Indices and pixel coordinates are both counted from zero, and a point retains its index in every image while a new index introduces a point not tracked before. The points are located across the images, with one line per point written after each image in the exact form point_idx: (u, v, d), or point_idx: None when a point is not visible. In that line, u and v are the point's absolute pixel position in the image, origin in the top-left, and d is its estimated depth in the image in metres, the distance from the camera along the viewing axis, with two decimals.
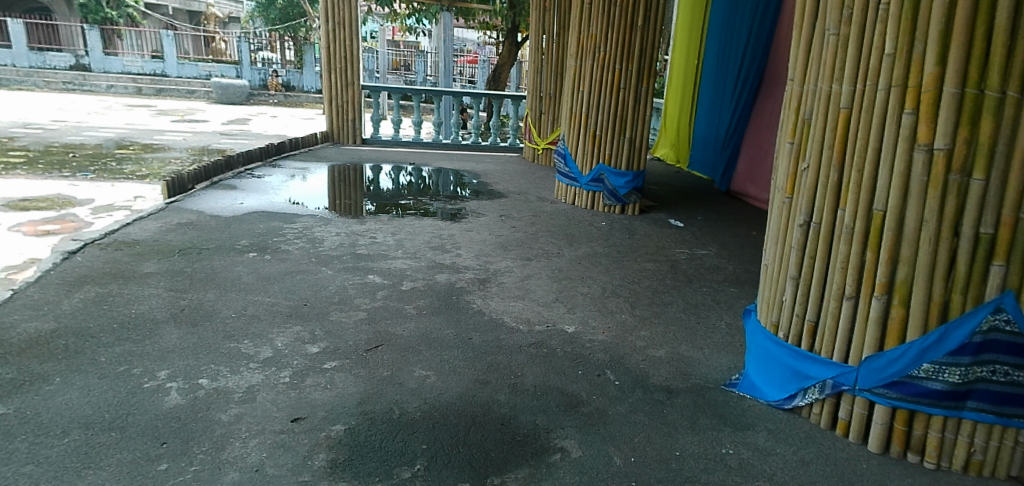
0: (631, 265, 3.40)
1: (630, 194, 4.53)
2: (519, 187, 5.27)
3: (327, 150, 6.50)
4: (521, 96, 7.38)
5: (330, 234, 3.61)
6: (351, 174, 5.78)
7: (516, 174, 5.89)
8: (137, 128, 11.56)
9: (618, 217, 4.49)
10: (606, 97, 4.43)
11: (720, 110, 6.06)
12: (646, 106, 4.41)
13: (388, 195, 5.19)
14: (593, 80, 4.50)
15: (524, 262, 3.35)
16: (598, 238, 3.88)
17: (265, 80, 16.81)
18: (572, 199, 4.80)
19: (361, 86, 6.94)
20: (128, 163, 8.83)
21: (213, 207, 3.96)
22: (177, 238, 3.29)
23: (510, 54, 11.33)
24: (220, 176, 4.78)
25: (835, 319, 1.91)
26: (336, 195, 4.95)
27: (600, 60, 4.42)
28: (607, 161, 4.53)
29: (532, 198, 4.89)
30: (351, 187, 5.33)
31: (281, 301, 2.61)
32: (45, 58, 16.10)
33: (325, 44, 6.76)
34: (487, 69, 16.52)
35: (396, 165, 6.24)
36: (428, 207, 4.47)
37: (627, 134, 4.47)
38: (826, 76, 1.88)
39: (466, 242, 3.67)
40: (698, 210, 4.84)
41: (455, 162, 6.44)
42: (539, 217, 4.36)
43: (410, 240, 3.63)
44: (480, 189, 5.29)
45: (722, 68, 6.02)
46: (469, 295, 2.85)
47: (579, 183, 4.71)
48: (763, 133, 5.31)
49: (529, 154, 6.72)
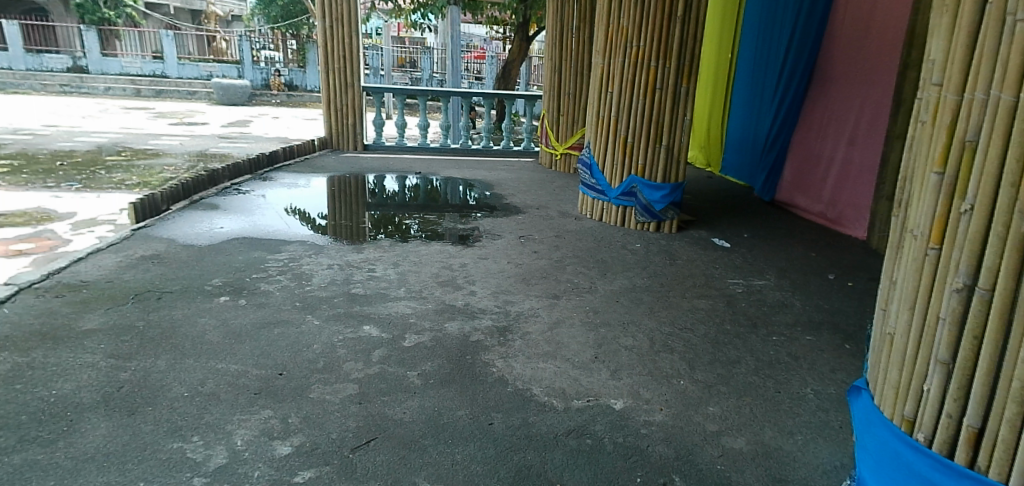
0: (679, 303, 2.83)
1: (666, 209, 3.96)
2: (537, 200, 4.70)
3: (326, 158, 5.97)
4: (534, 94, 6.80)
5: (320, 267, 3.07)
6: (351, 185, 5.24)
7: (533, 184, 5.33)
8: (133, 133, 11.10)
9: (654, 237, 3.92)
10: (640, 100, 3.85)
11: (759, 108, 5.45)
12: (686, 109, 3.83)
13: (397, 208, 4.64)
14: (624, 79, 3.92)
15: (551, 302, 2.79)
16: (635, 266, 3.31)
17: (268, 80, 16.43)
18: (599, 216, 4.23)
19: (362, 87, 6.40)
20: (119, 171, 8.36)
21: (188, 233, 3.44)
22: (136, 277, 2.77)
23: (521, 49, 10.79)
24: (202, 193, 4.26)
25: (1015, 431, 1.32)
26: (341, 211, 4.41)
27: (633, 56, 3.84)
28: (640, 172, 3.97)
29: (553, 214, 4.33)
30: (353, 200, 4.79)
31: (250, 368, 2.07)
32: (43, 60, 15.70)
33: (322, 41, 6.21)
34: (495, 65, 15.98)
35: (401, 174, 5.69)
36: (436, 227, 3.92)
37: (663, 142, 3.89)
38: (1008, 81, 1.28)
39: (480, 275, 3.11)
40: (742, 226, 4.25)
41: (465, 169, 5.89)
42: (563, 238, 3.80)
43: (415, 273, 3.08)
44: (493, 202, 4.74)
45: (762, 63, 5.39)
46: (486, 352, 2.30)
47: (607, 197, 4.14)
48: (812, 135, 4.70)
49: (546, 160, 6.15)
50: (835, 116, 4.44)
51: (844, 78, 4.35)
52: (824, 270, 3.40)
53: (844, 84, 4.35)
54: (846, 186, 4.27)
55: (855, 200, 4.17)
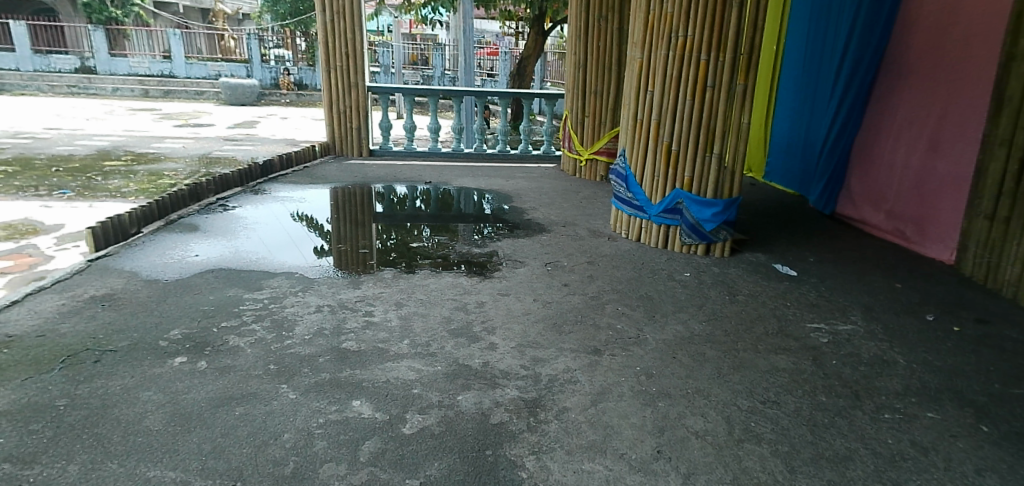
0: (754, 362, 2.24)
1: (718, 229, 3.36)
2: (563, 217, 4.11)
3: (328, 166, 5.44)
4: (555, 93, 6.20)
5: (306, 311, 2.52)
6: (357, 197, 4.69)
7: (557, 194, 4.75)
8: (135, 135, 10.71)
9: (704, 263, 3.32)
10: (688, 100, 3.27)
11: (814, 108, 4.77)
12: (743, 110, 3.21)
13: (409, 223, 4.08)
14: (667, 75, 3.33)
15: (591, 360, 2.21)
16: (689, 305, 2.72)
17: (276, 79, 16.12)
18: (635, 235, 3.64)
19: (368, 88, 5.86)
20: (115, 177, 7.93)
21: (155, 264, 2.91)
22: (75, 329, 2.24)
23: (537, 44, 10.27)
24: (182, 211, 3.75)
25: None
26: (345, 229, 3.85)
27: (679, 48, 3.26)
28: (686, 185, 3.37)
29: (583, 234, 3.75)
30: (359, 215, 4.24)
31: (194, 478, 1.53)
32: (50, 61, 15.42)
33: (323, 37, 5.67)
34: (508, 61, 15.50)
35: (410, 183, 5.14)
36: (448, 251, 3.35)
37: (714, 150, 3.28)
38: None
39: (500, 319, 2.54)
40: (805, 248, 3.64)
41: (481, 178, 5.32)
42: (597, 266, 3.21)
43: (422, 318, 2.52)
44: (514, 217, 4.17)
45: (818, 56, 4.70)
46: (512, 444, 1.73)
47: (646, 214, 3.56)
48: (881, 138, 4.01)
49: (569, 167, 5.57)
50: (911, 117, 3.74)
51: (923, 71, 3.64)
52: (920, 309, 2.78)
53: (922, 79, 3.65)
54: (927, 200, 3.59)
55: (938, 217, 3.49)
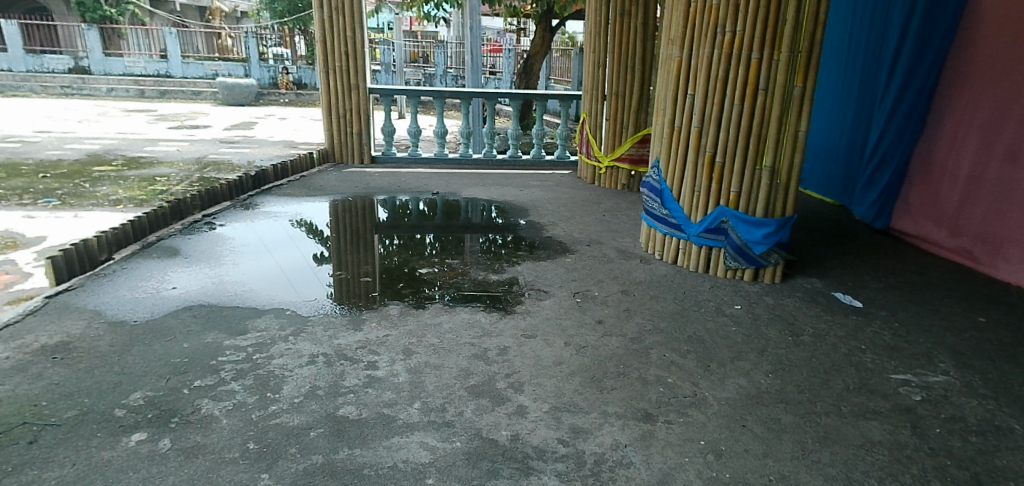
0: (843, 434, 1.82)
1: (769, 253, 2.96)
2: (587, 234, 3.70)
3: (326, 174, 5.04)
4: (570, 94, 5.79)
5: (298, 362, 2.12)
6: (360, 210, 4.28)
7: (577, 207, 4.34)
8: (128, 137, 10.32)
9: (755, 293, 2.91)
10: (736, 105, 2.88)
11: (863, 112, 4.37)
12: (799, 117, 2.82)
13: (418, 242, 3.64)
14: (711, 77, 2.95)
15: (645, 433, 1.80)
16: (749, 352, 2.31)
17: (275, 78, 15.77)
18: (670, 257, 3.25)
19: (370, 90, 5.44)
20: (104, 184, 7.53)
21: (123, 300, 2.51)
22: (14, 394, 1.84)
23: (544, 41, 9.86)
24: (161, 232, 3.34)
25: None
26: (346, 252, 3.41)
27: (725, 46, 2.87)
28: (732, 202, 2.98)
29: (612, 256, 3.33)
30: (362, 233, 3.81)
31: None
32: (43, 61, 15.01)
33: (319, 35, 5.25)
34: (512, 58, 15.09)
35: (416, 193, 4.73)
36: (462, 279, 2.95)
37: (765, 162, 2.89)
38: None
39: (528, 371, 2.13)
40: (864, 272, 3.22)
41: (492, 187, 4.90)
42: (634, 297, 2.79)
43: (435, 370, 2.10)
44: (532, 233, 3.76)
45: (870, 54, 4.29)
46: None
47: (684, 234, 3.16)
48: (942, 144, 3.60)
49: (586, 175, 5.16)
50: (981, 122, 3.33)
51: (996, 70, 3.24)
52: (1019, 354, 2.37)
53: (995, 79, 3.24)
54: (1002, 215, 3.16)
55: (1016, 236, 3.06)
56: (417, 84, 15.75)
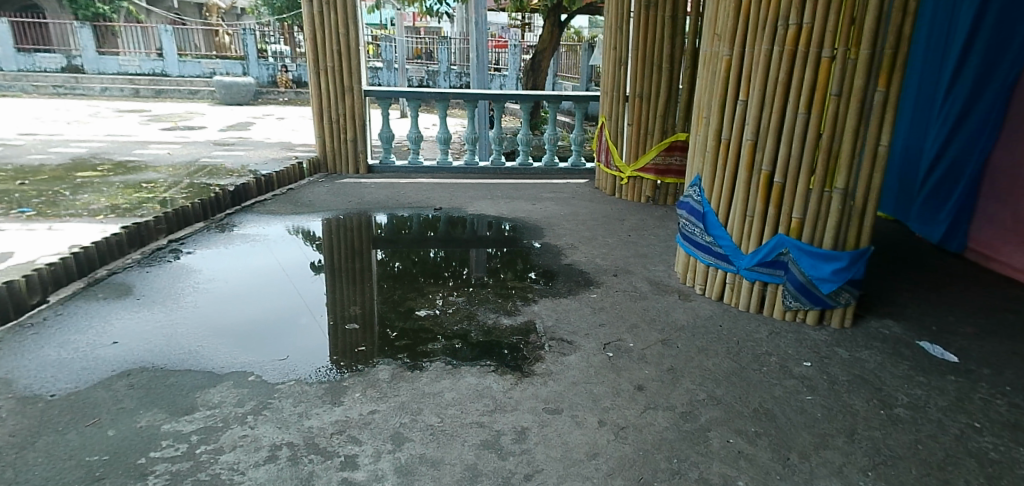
0: None
1: (839, 292, 2.45)
2: (612, 262, 3.18)
3: (317, 187, 4.55)
4: (586, 95, 5.26)
5: (253, 459, 1.62)
6: (353, 229, 3.78)
7: (597, 225, 3.83)
8: (119, 139, 9.87)
9: (824, 343, 2.39)
10: (802, 114, 2.36)
11: (926, 116, 3.83)
12: (882, 129, 2.29)
13: (422, 272, 3.11)
14: (770, 79, 2.43)
15: None
16: (836, 438, 1.79)
17: (274, 76, 15.36)
18: (715, 292, 2.74)
19: (365, 92, 4.93)
20: (86, 191, 7.06)
21: (45, 363, 2.02)
22: None
23: (552, 36, 9.36)
24: (114, 265, 2.85)
25: None
26: (337, 286, 2.88)
27: (789, 43, 2.35)
28: (794, 231, 2.47)
29: (645, 291, 2.82)
30: (358, 260, 3.28)
31: None
32: (35, 59, 14.54)
33: (308, 32, 4.74)
34: (518, 54, 14.60)
35: (416, 207, 4.23)
36: (468, 326, 2.45)
37: (837, 184, 2.37)
38: None
39: (554, 470, 1.62)
40: (948, 310, 2.69)
41: (501, 200, 4.39)
42: (678, 349, 2.28)
43: (433, 470, 1.61)
44: (548, 259, 3.25)
45: (935, 49, 3.77)
46: None
47: (733, 266, 2.64)
48: None
49: (605, 185, 4.64)
50: None
51: None
52: None
53: None
54: None
55: None
56: (420, 82, 15.30)
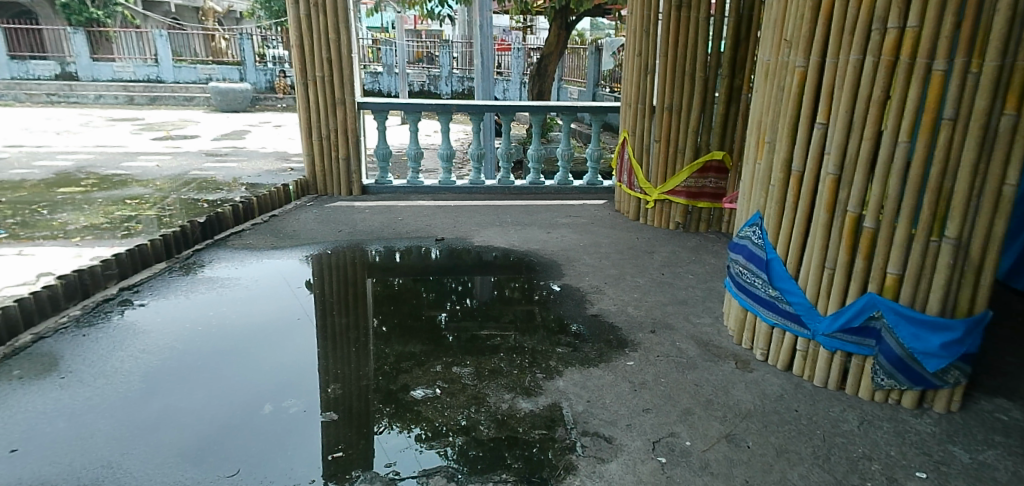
0: None
1: (947, 369, 1.93)
2: (647, 313, 2.65)
3: (305, 213, 4.05)
4: (604, 106, 4.75)
5: None
6: (343, 266, 3.28)
7: (623, 260, 3.31)
8: (107, 150, 9.41)
9: (933, 439, 1.86)
10: (903, 142, 1.83)
11: None
12: (1012, 162, 1.75)
13: (424, 330, 2.57)
14: (861, 96, 1.90)
15: None
16: None
17: (272, 82, 14.91)
18: (782, 359, 2.22)
19: (359, 104, 4.42)
20: (65, 208, 6.58)
21: None
22: None
23: (560, 40, 8.86)
24: (44, 327, 2.33)
25: None
26: (321, 351, 2.35)
27: (888, 52, 1.83)
28: (890, 289, 1.94)
29: (694, 356, 2.29)
30: (351, 312, 2.74)
31: None
32: (27, 67, 14.10)
33: (294, 38, 4.22)
34: (521, 58, 14.12)
35: (414, 236, 3.72)
36: (477, 414, 1.93)
37: (948, 232, 1.83)
38: None
39: None
40: None
41: (511, 228, 3.87)
42: (750, 451, 1.76)
43: None
44: (570, 308, 2.72)
45: None
46: None
47: (808, 330, 2.12)
48: None
49: (627, 209, 4.14)
50: None
51: None
52: None
53: None
54: None
55: None
56: (421, 87, 14.84)
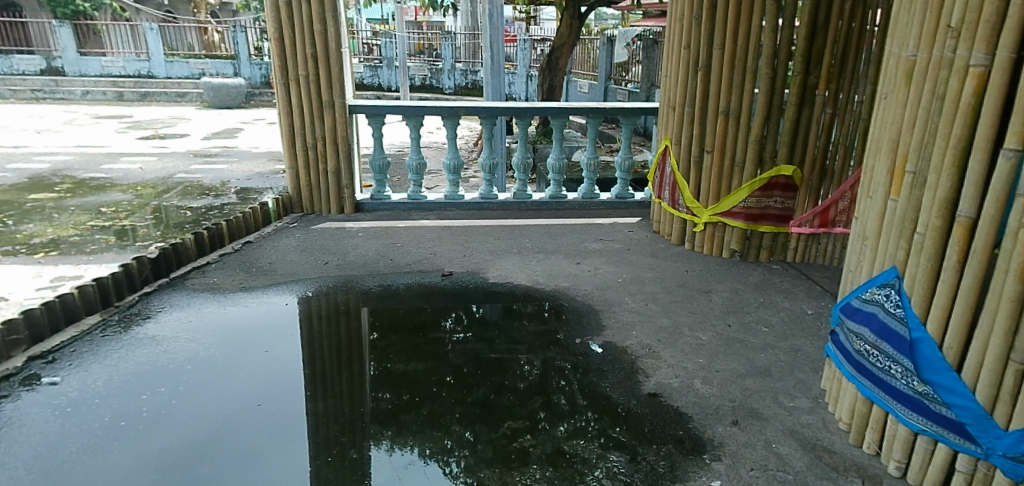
0: None
1: None
2: (723, 393, 2.00)
3: (287, 238, 3.42)
4: (636, 108, 4.08)
5: None
6: (327, 311, 2.64)
7: (674, 303, 2.66)
8: (88, 150, 8.79)
9: None
10: None
11: None
12: None
13: (431, 412, 1.93)
14: None
15: None
16: None
17: (268, 76, 14.28)
18: (932, 479, 1.58)
19: (350, 108, 3.77)
20: (31, 218, 5.93)
21: None
22: None
23: (571, 31, 8.19)
24: None
25: None
26: (286, 455, 1.70)
27: None
28: None
29: (805, 473, 1.64)
30: (339, 383, 2.10)
31: None
32: (12, 62, 13.45)
33: (272, 29, 3.57)
34: (527, 50, 13.45)
35: (414, 268, 3.08)
36: None
37: None
38: None
39: None
40: None
41: (532, 257, 3.22)
42: None
43: None
44: (618, 382, 2.08)
45: None
46: None
47: (980, 446, 1.45)
48: None
49: (668, 231, 3.49)
50: None
51: None
52: None
53: None
54: None
55: None
56: (423, 81, 14.18)
